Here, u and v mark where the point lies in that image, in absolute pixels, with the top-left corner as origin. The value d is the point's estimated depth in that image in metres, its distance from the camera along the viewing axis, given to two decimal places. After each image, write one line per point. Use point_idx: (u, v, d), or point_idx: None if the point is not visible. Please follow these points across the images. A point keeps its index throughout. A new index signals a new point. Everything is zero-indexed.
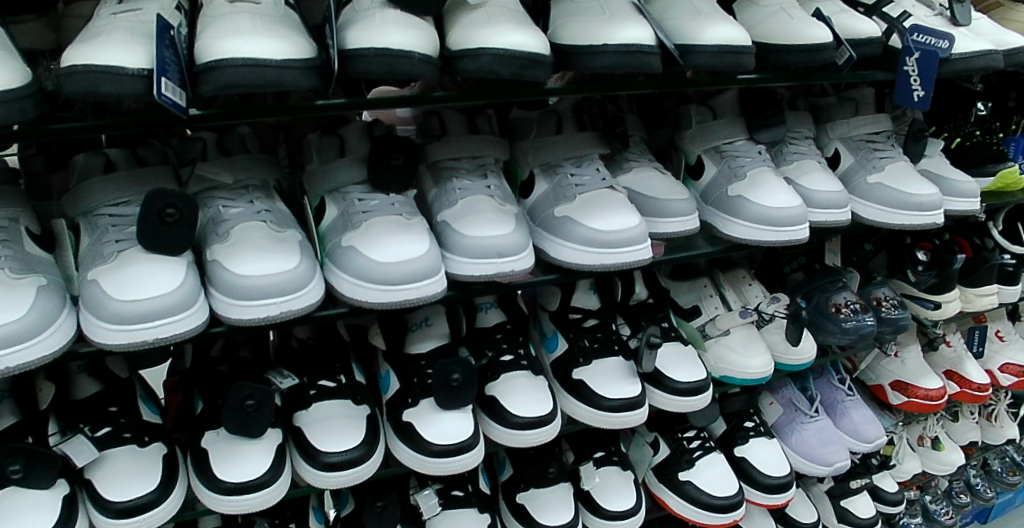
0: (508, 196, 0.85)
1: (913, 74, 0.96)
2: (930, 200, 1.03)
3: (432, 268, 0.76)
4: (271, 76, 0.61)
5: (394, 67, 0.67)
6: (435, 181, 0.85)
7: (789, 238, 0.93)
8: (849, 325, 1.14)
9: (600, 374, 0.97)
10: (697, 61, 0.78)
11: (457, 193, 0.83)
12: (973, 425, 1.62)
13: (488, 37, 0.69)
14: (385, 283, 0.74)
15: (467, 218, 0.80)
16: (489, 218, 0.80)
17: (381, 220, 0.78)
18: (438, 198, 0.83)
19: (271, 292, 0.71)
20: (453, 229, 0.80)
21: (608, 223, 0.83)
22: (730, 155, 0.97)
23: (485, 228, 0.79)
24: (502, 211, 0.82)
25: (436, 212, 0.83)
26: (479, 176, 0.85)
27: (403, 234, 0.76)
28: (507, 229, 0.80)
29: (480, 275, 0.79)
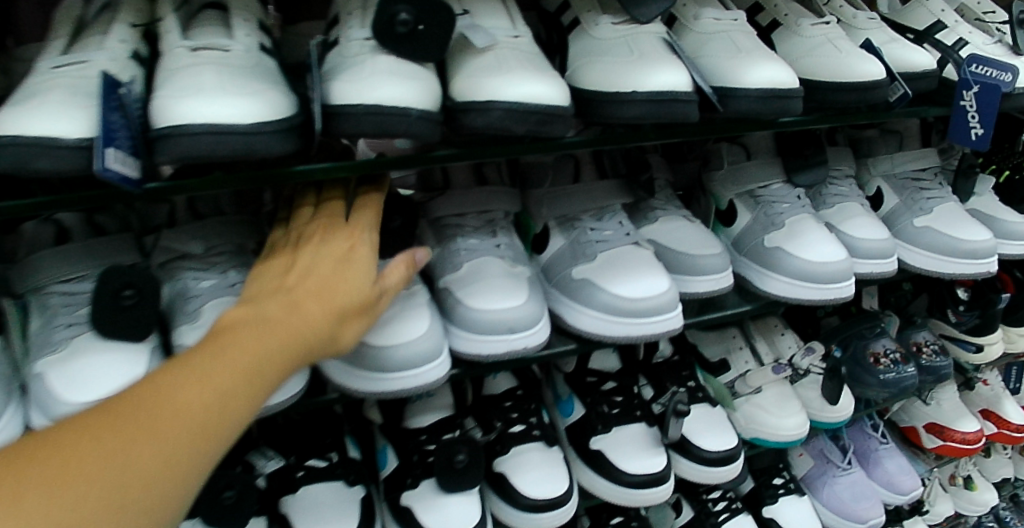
0: (520, 255, 0.75)
1: (970, 110, 0.86)
2: (983, 247, 0.93)
3: (435, 350, 0.66)
4: (238, 144, 0.52)
5: (388, 126, 0.57)
6: (437, 240, 0.75)
7: (834, 297, 0.83)
8: (889, 378, 1.04)
9: (621, 445, 0.87)
10: (739, 108, 0.68)
11: (462, 255, 0.72)
12: (1006, 461, 1.52)
13: (499, 88, 0.59)
14: (379, 371, 0.65)
15: (472, 287, 0.70)
16: (498, 285, 0.70)
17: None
18: (440, 260, 0.73)
19: None
20: (456, 299, 0.70)
21: (635, 288, 0.73)
22: (767, 200, 0.87)
23: (494, 299, 0.69)
24: (514, 277, 0.72)
25: (437, 277, 0.73)
26: (488, 234, 0.75)
27: (400, 309, 0.67)
28: (520, 298, 0.70)
29: (490, 355, 0.69)
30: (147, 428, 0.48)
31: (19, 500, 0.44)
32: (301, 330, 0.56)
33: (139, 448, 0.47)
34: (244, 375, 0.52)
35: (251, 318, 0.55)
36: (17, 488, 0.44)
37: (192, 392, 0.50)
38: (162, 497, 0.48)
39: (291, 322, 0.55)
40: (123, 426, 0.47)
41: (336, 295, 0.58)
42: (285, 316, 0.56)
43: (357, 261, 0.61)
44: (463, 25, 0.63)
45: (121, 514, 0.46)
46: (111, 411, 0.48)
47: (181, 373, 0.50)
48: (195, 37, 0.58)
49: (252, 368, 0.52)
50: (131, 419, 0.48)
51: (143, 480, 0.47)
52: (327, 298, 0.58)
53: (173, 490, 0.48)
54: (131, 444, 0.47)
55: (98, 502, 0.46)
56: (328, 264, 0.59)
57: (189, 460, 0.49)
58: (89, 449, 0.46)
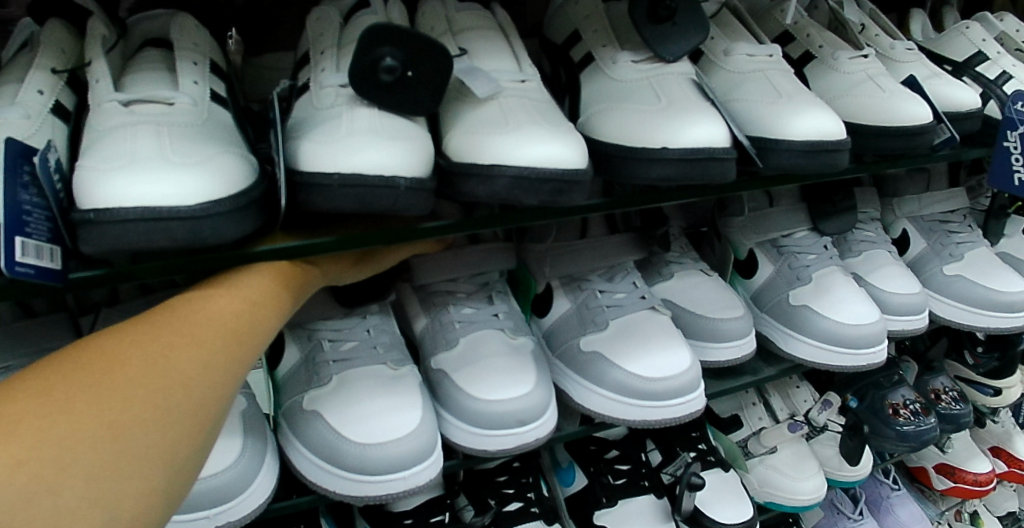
0: (520, 322, 0.68)
1: (1015, 152, 0.78)
2: (1021, 299, 0.85)
3: (426, 446, 0.57)
4: (179, 232, 0.44)
5: (369, 201, 0.48)
6: (427, 309, 0.67)
7: (865, 363, 0.75)
8: (908, 432, 0.93)
9: (629, 521, 0.78)
10: (781, 163, 0.59)
11: (457, 326, 0.65)
12: (1012, 495, 1.45)
13: (506, 149, 0.50)
14: (358, 476, 0.56)
15: (472, 367, 0.62)
16: (501, 366, 0.62)
17: (358, 373, 0.60)
18: (431, 333, 0.66)
19: (207, 500, 0.53)
20: (451, 383, 0.61)
21: (655, 362, 0.65)
22: (790, 251, 0.78)
23: (494, 385, 0.60)
24: (516, 356, 0.63)
25: (429, 354, 0.65)
26: (484, 300, 0.67)
27: (388, 400, 0.58)
28: (524, 384, 0.61)
29: (496, 450, 0.61)
30: (184, 328, 0.44)
31: (56, 396, 0.38)
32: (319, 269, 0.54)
33: (178, 348, 0.43)
34: (267, 293, 0.49)
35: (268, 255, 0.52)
36: (47, 388, 0.38)
37: (223, 301, 0.47)
38: (207, 394, 0.43)
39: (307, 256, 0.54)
40: (155, 332, 0.44)
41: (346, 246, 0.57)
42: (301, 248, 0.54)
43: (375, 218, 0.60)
44: (460, 68, 0.54)
45: (170, 409, 0.41)
46: (140, 320, 0.45)
47: (204, 293, 0.48)
48: (130, 89, 0.52)
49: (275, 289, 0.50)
50: (160, 324, 0.44)
51: (187, 372, 0.42)
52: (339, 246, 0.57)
53: (213, 397, 0.43)
54: (168, 346, 0.43)
55: (141, 397, 0.40)
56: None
57: (229, 358, 0.45)
58: (122, 349, 0.42)
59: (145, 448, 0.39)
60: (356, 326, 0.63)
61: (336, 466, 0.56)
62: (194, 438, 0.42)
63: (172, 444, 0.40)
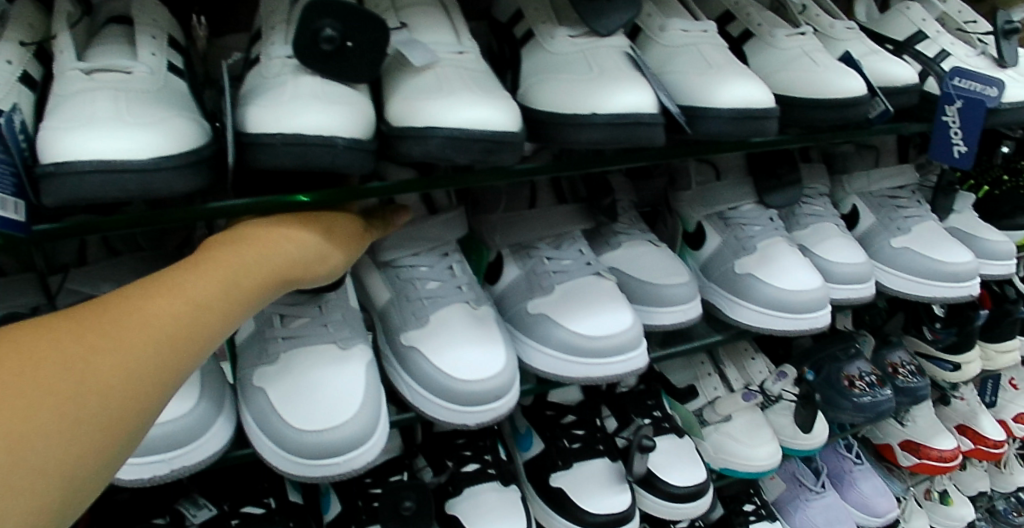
0: (482, 295, 0.72)
1: (953, 126, 0.82)
2: (964, 269, 0.89)
3: (366, 433, 0.61)
4: (131, 184, 0.49)
5: (309, 158, 0.52)
6: (388, 286, 0.70)
7: (810, 326, 0.78)
8: (865, 402, 0.96)
9: (584, 482, 0.81)
10: (708, 130, 0.63)
11: (425, 305, 0.68)
12: (982, 474, 1.48)
13: (437, 113, 0.54)
14: (302, 458, 0.60)
15: (445, 345, 0.66)
16: (477, 344, 0.66)
17: (309, 353, 0.64)
18: (396, 305, 0.69)
19: (158, 447, 0.56)
20: (424, 360, 0.66)
21: (594, 345, 0.67)
22: (737, 223, 0.81)
23: (450, 361, 0.65)
24: (477, 329, 0.68)
25: (398, 328, 0.68)
26: (446, 271, 0.70)
27: (337, 380, 0.62)
28: (470, 372, 0.65)
29: (476, 424, 0.66)
30: (116, 330, 0.45)
31: None
32: (303, 237, 0.55)
33: (103, 351, 0.44)
34: (223, 283, 0.50)
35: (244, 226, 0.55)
36: None
37: (165, 298, 0.48)
38: (123, 403, 0.44)
39: (287, 224, 0.55)
40: (84, 332, 0.45)
41: (325, 217, 0.58)
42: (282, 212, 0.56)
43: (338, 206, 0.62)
44: (399, 40, 0.58)
45: (80, 418, 0.42)
46: (77, 315, 0.46)
47: (151, 285, 0.48)
48: (93, 60, 0.56)
49: (237, 275, 0.51)
50: (92, 323, 0.45)
51: (103, 380, 0.44)
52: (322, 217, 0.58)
53: (132, 408, 0.44)
54: (92, 350, 0.44)
55: (48, 405, 0.42)
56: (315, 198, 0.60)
57: (157, 364, 0.46)
58: (45, 350, 0.43)
59: (44, 459, 0.41)
60: (309, 302, 0.65)
61: (282, 446, 0.61)
62: (102, 451, 0.43)
63: (76, 456, 0.42)
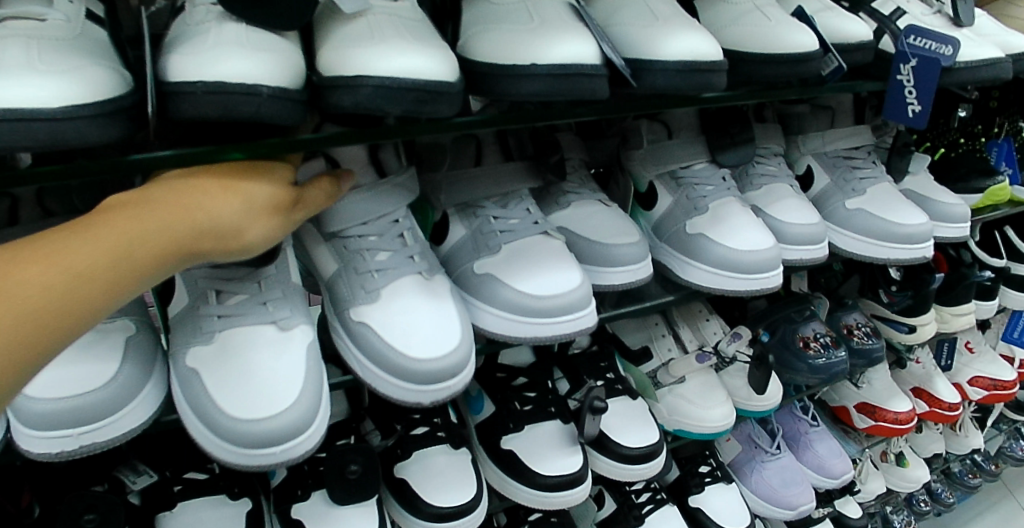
0: (436, 265, 0.69)
1: (908, 85, 0.82)
2: (919, 231, 0.88)
3: (305, 418, 0.59)
4: (43, 133, 0.46)
5: (232, 107, 0.50)
6: (335, 257, 0.67)
7: (762, 287, 0.77)
8: (819, 364, 0.97)
9: (535, 444, 0.80)
10: (654, 83, 0.62)
11: (375, 277, 0.65)
12: (937, 437, 1.50)
13: (369, 61, 0.53)
14: (238, 447, 0.58)
15: (396, 320, 0.63)
16: (429, 319, 0.64)
17: (246, 334, 0.61)
18: (344, 277, 0.66)
19: (75, 421, 0.55)
20: (373, 334, 0.63)
21: (541, 307, 0.66)
22: (688, 183, 0.81)
23: (401, 340, 0.62)
24: (429, 304, 0.65)
25: (346, 302, 0.65)
26: (398, 240, 0.67)
27: (275, 364, 0.60)
28: (421, 350, 0.62)
29: (429, 403, 0.64)
30: None
31: None
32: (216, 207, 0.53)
33: None
34: (110, 259, 0.48)
35: (155, 188, 0.53)
36: None
37: (33, 267, 0.46)
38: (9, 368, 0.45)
39: (200, 192, 0.53)
40: None
41: (247, 183, 0.55)
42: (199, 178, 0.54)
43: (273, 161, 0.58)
44: None
45: None
46: None
47: (26, 250, 0.47)
48: None
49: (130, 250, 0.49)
50: None
51: None
52: (245, 183, 0.55)
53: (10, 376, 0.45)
54: None
55: None
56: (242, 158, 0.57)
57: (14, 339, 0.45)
58: None
59: None
60: (247, 279, 0.63)
61: (217, 434, 0.58)
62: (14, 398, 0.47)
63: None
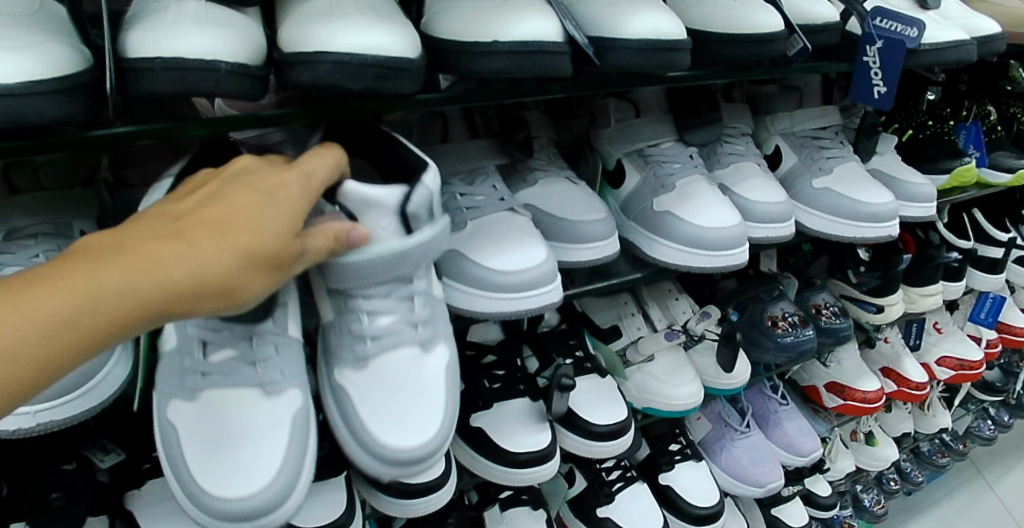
0: (437, 323, 0.63)
1: (873, 66, 0.82)
2: (884, 210, 0.89)
3: (283, 496, 0.56)
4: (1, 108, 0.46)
5: (190, 83, 0.50)
6: (333, 308, 0.61)
7: (727, 264, 0.78)
8: (787, 342, 0.99)
9: (502, 422, 0.81)
10: (618, 61, 0.62)
11: (371, 344, 0.60)
12: (906, 416, 1.52)
13: (329, 38, 0.52)
14: (213, 518, 0.56)
15: (384, 400, 0.59)
16: (420, 402, 0.60)
17: (225, 397, 0.57)
18: (337, 333, 0.61)
19: (48, 393, 0.55)
20: (359, 408, 0.60)
21: (507, 283, 0.67)
22: (656, 160, 0.81)
23: (383, 423, 0.59)
24: (417, 379, 0.61)
25: (336, 361, 0.61)
26: (406, 299, 0.61)
27: (256, 438, 0.57)
28: (402, 439, 0.59)
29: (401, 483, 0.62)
30: None
31: None
32: (191, 262, 0.45)
33: None
34: (51, 324, 0.42)
35: (140, 227, 0.46)
36: None
37: None
38: None
39: (184, 239, 0.45)
40: None
41: (236, 230, 0.46)
42: (188, 218, 0.46)
43: (281, 200, 0.49)
44: None
45: None
46: None
47: None
48: None
49: (80, 310, 0.43)
50: None
51: None
52: (237, 232, 0.46)
53: None
54: None
55: None
56: (246, 191, 0.48)
57: None
58: None
59: None
60: None
61: (195, 497, 0.56)
62: None
63: None
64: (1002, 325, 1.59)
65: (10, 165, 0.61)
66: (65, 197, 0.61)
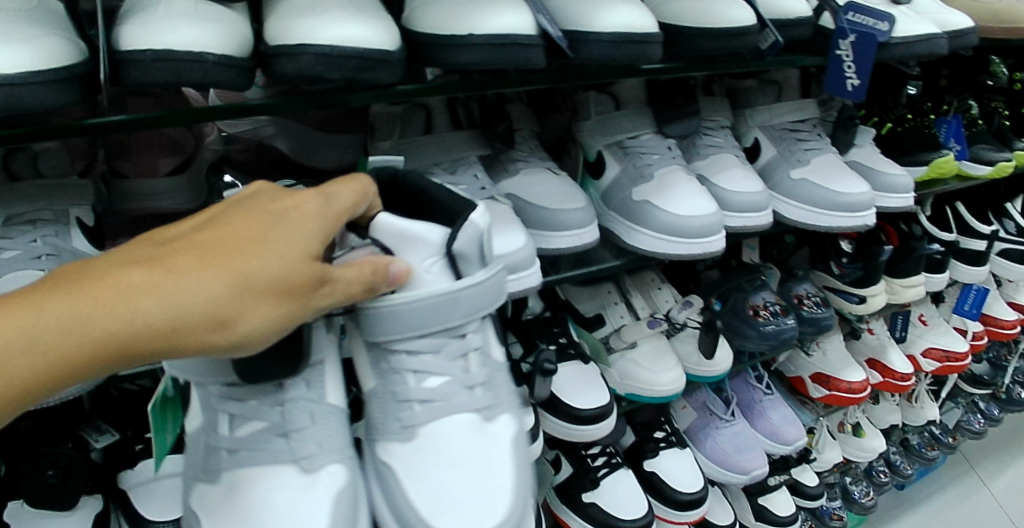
0: (494, 385, 0.60)
1: (846, 59, 0.85)
2: (860, 199, 0.92)
3: None
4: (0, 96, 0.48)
5: (179, 73, 0.53)
6: (375, 371, 0.59)
7: (703, 251, 0.81)
8: (767, 330, 1.01)
9: None
10: (591, 54, 0.65)
11: (420, 407, 0.58)
12: (894, 408, 1.54)
13: (312, 30, 0.55)
14: None
15: (434, 473, 0.56)
16: (482, 471, 0.56)
17: (263, 480, 0.55)
18: (384, 402, 0.59)
19: None
20: (415, 486, 0.56)
21: None
22: (636, 152, 0.83)
23: (445, 502, 0.55)
24: (480, 449, 0.57)
25: (383, 437, 0.58)
26: (457, 355, 0.59)
27: (301, 526, 0.53)
28: (473, 520, 0.55)
29: None
30: None
31: None
32: (187, 287, 0.45)
33: None
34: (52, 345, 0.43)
35: (152, 254, 0.46)
36: None
37: None
38: None
39: (193, 270, 0.46)
40: None
41: (246, 264, 0.47)
42: (182, 242, 0.47)
43: (294, 233, 0.50)
44: None
45: None
46: None
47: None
48: None
49: (77, 331, 0.43)
50: None
51: None
52: (233, 257, 0.47)
53: None
54: None
55: None
56: (260, 224, 0.49)
57: None
58: None
59: None
60: None
61: None
62: None
63: None
64: (988, 318, 1.61)
65: (9, 155, 0.64)
66: (60, 185, 0.63)
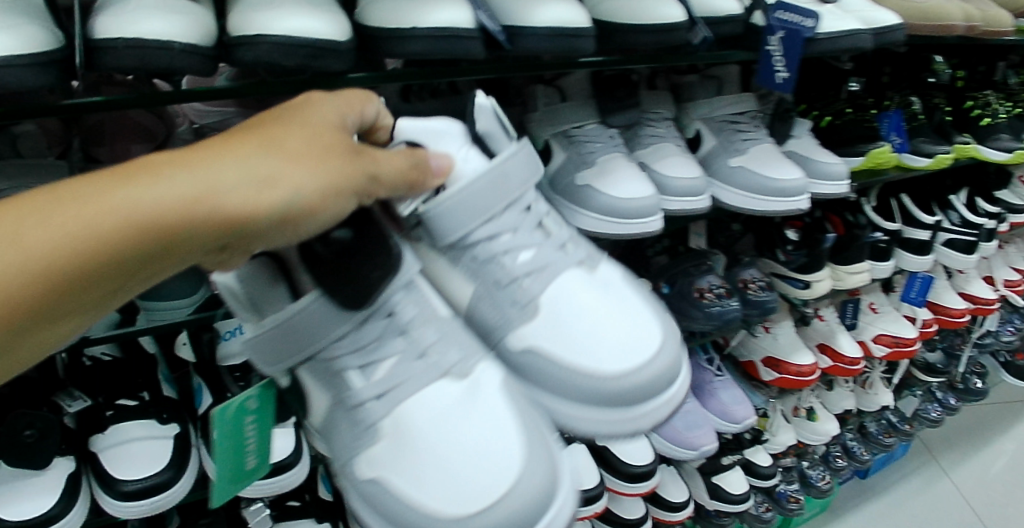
0: (574, 253, 0.71)
1: (776, 54, 0.91)
2: (793, 185, 0.98)
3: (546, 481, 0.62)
4: None
5: (148, 60, 0.58)
6: (466, 273, 0.67)
7: (642, 230, 0.88)
8: (713, 311, 1.06)
9: None
10: (527, 46, 0.70)
11: (525, 282, 0.67)
12: (847, 393, 1.61)
13: (269, 22, 0.60)
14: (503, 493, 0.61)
15: (568, 333, 0.66)
16: (611, 314, 0.67)
17: (418, 400, 0.63)
18: (487, 297, 0.67)
19: None
20: (556, 359, 0.65)
21: None
22: (580, 141, 0.89)
23: (591, 357, 0.65)
24: (598, 299, 0.68)
25: (505, 328, 0.67)
26: (534, 229, 0.69)
27: (480, 411, 0.63)
28: (633, 360, 0.65)
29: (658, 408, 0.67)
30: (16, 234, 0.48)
31: None
32: (236, 155, 0.52)
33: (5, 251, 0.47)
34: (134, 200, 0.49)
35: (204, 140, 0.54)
36: None
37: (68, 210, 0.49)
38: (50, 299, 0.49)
39: (241, 138, 0.53)
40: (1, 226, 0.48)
41: (285, 130, 0.54)
42: (232, 132, 0.55)
43: (322, 114, 0.57)
44: None
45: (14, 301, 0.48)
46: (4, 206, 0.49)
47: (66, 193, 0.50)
48: None
49: (152, 188, 0.50)
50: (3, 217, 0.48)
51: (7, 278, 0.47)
52: (267, 132, 0.54)
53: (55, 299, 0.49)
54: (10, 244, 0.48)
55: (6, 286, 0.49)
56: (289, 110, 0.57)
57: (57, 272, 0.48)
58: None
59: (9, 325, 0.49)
60: None
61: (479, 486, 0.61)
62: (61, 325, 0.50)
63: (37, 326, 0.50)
64: (939, 307, 1.67)
65: None
66: None
